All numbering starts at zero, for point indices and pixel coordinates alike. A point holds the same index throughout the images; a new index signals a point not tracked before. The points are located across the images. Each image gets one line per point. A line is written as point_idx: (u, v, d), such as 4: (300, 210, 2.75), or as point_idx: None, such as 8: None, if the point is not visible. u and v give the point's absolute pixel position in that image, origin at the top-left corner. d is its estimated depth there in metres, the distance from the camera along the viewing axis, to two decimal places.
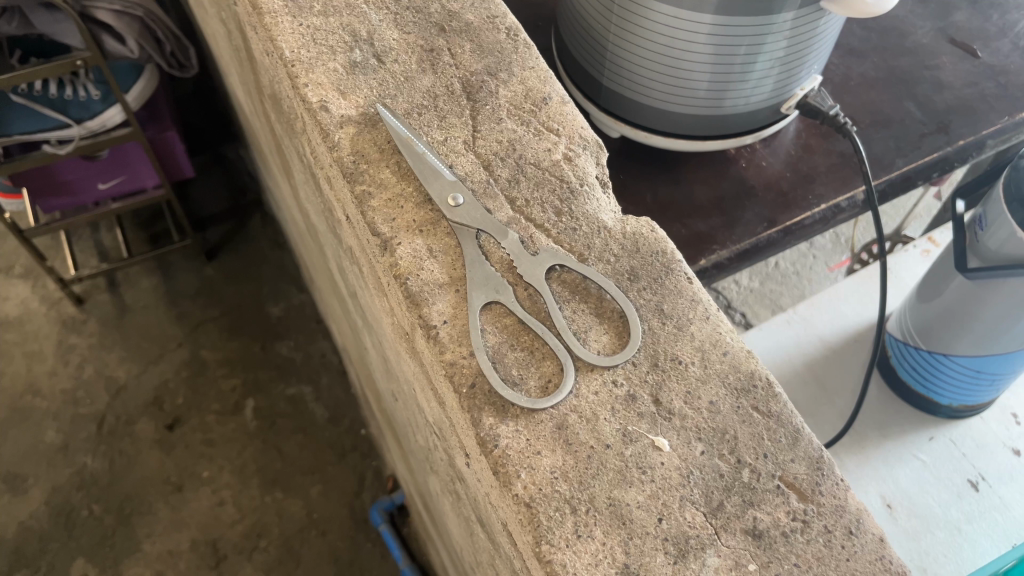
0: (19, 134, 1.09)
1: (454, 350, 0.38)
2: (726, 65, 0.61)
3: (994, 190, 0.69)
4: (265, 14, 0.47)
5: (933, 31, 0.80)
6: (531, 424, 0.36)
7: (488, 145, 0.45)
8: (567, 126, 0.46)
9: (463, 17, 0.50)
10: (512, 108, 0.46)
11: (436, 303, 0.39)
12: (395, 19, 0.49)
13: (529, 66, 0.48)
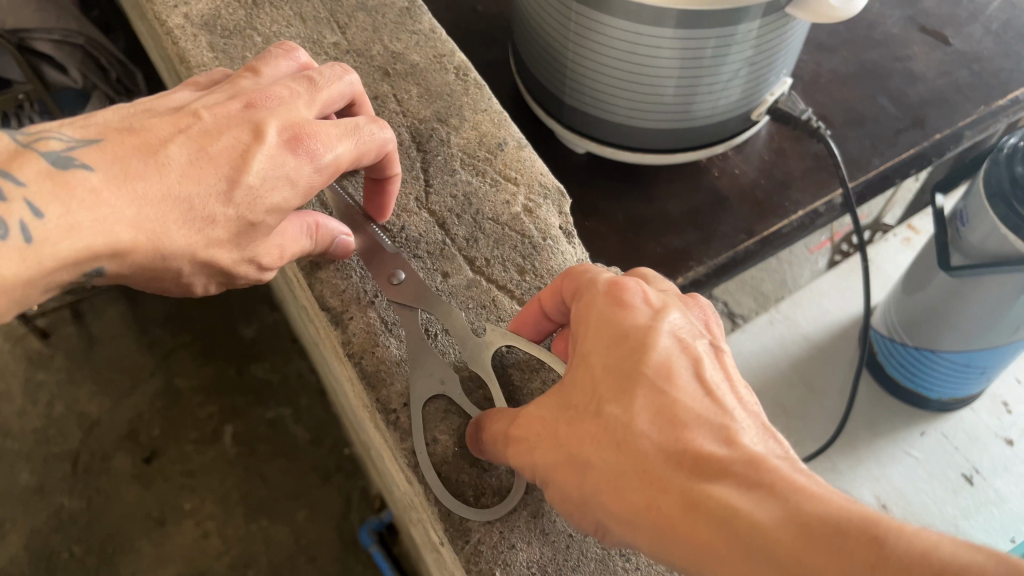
0: None
1: (415, 435, 0.43)
2: (694, 73, 0.58)
3: (973, 184, 0.67)
4: (196, 69, 0.51)
5: (902, 19, 0.77)
6: (505, 516, 0.41)
7: (443, 201, 0.49)
8: (525, 173, 0.50)
9: (408, 58, 0.54)
10: (466, 157, 0.51)
11: (394, 385, 0.44)
12: (336, 65, 0.53)
13: (481, 110, 0.52)
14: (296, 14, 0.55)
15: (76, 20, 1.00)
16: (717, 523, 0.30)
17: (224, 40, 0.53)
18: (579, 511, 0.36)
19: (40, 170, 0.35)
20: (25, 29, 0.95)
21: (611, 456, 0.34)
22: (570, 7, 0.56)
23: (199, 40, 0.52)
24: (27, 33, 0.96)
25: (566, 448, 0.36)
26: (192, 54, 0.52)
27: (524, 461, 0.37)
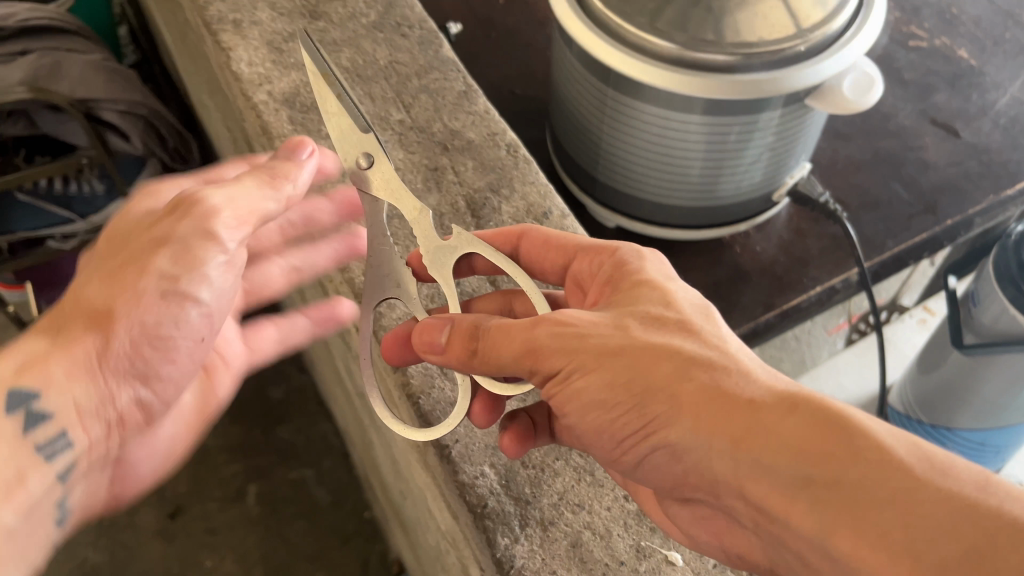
0: (24, 231, 1.11)
1: (466, 468, 0.46)
2: (718, 155, 0.63)
3: (983, 268, 0.71)
4: (277, 139, 0.56)
5: (915, 112, 0.81)
6: (547, 544, 0.45)
7: (494, 261, 0.53)
8: (569, 239, 0.54)
9: (465, 135, 0.58)
10: (515, 223, 0.54)
11: (447, 424, 0.48)
12: (401, 139, 0.58)
13: (530, 182, 0.56)
14: (364, 93, 0.60)
15: (140, 93, 1.08)
16: (815, 416, 0.35)
17: (303, 115, 0.57)
18: (636, 411, 0.39)
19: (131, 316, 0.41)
20: (94, 99, 1.02)
21: (696, 363, 0.39)
22: (607, 93, 0.62)
23: (279, 114, 0.57)
24: (96, 103, 1.03)
25: (643, 345, 0.39)
26: (275, 126, 0.56)
27: (577, 346, 0.40)
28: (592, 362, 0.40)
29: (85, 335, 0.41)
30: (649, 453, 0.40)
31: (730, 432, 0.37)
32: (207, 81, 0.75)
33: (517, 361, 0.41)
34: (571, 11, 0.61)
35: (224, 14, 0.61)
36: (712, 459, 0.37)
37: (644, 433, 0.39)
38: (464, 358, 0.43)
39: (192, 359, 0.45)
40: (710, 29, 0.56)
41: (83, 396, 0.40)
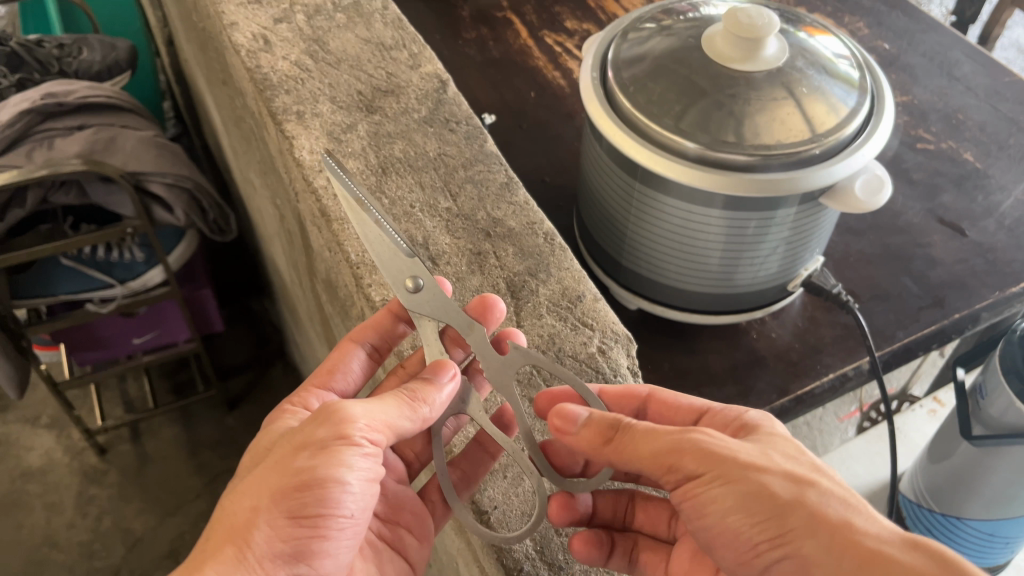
0: (65, 294, 1.16)
1: (504, 532, 0.50)
2: (737, 246, 0.67)
3: (991, 361, 0.74)
4: (334, 221, 0.61)
5: (923, 211, 0.86)
6: None
7: (532, 338, 0.56)
8: (600, 320, 0.58)
9: (506, 223, 0.62)
10: (551, 305, 0.58)
11: (487, 491, 0.52)
12: (447, 225, 0.62)
13: (565, 268, 0.60)
14: (415, 181, 0.64)
15: (186, 168, 1.14)
16: (944, 565, 0.36)
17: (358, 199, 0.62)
18: (770, 523, 0.40)
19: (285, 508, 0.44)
20: (143, 172, 1.08)
21: (831, 496, 0.41)
22: (633, 186, 0.67)
23: (337, 197, 0.62)
24: (145, 176, 1.08)
25: (785, 473, 0.42)
26: (332, 209, 0.61)
27: (725, 458, 0.43)
28: (733, 479, 0.42)
29: (226, 547, 0.43)
30: (776, 565, 0.40)
31: (859, 557, 0.37)
32: (260, 163, 0.80)
33: (649, 463, 0.45)
34: (602, 109, 0.66)
35: (288, 105, 0.68)
36: (836, 571, 0.38)
37: (775, 542, 0.40)
38: (596, 444, 0.47)
39: (345, 542, 0.47)
40: (731, 132, 0.61)
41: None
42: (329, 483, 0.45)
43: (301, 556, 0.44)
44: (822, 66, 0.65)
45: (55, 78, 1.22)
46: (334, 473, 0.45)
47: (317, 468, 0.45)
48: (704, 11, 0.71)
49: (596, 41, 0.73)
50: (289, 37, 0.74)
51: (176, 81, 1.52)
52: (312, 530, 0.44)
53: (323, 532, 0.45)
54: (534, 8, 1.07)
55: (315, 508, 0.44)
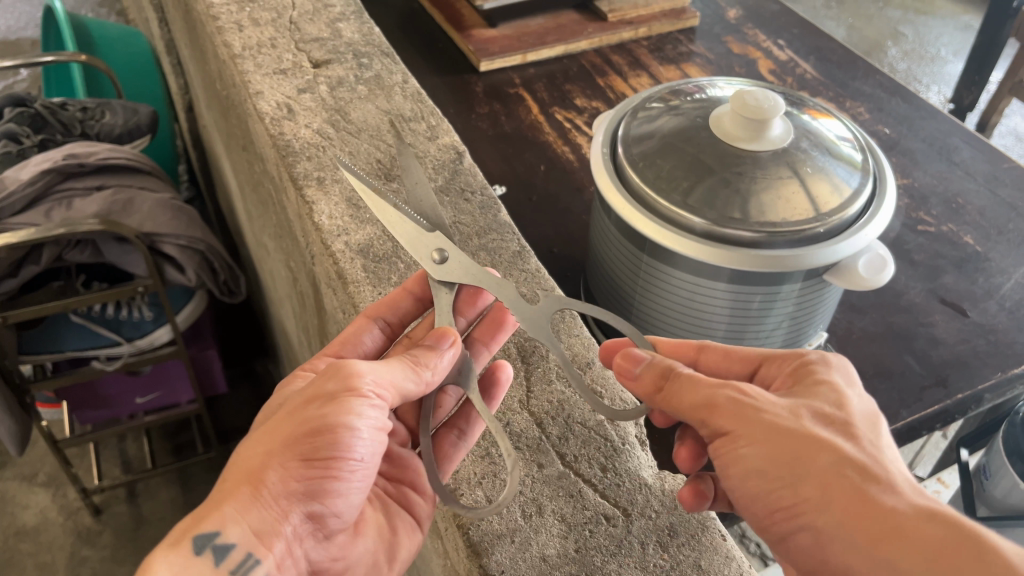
0: (71, 351, 1.16)
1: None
2: (742, 318, 0.68)
3: (994, 442, 0.75)
4: (351, 284, 0.62)
5: (924, 291, 0.87)
6: None
7: (541, 404, 0.59)
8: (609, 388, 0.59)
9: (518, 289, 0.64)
10: (561, 370, 0.61)
11: (493, 555, 0.50)
12: None
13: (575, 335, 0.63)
14: None
15: (201, 231, 1.16)
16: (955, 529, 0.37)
17: (375, 264, 0.63)
18: (788, 489, 0.43)
19: (297, 450, 0.46)
20: (159, 233, 1.10)
21: (848, 459, 0.42)
22: (641, 258, 0.68)
23: (354, 262, 0.64)
24: (160, 237, 1.11)
25: (808, 431, 0.43)
26: (350, 273, 0.63)
27: (753, 416, 0.45)
28: (761, 434, 0.44)
29: (242, 488, 0.45)
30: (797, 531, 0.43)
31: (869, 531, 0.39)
32: (276, 226, 0.82)
33: (690, 412, 0.47)
34: (611, 184, 0.68)
35: (309, 172, 0.70)
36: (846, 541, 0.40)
37: (791, 511, 0.43)
38: (652, 390, 0.50)
39: (358, 488, 0.48)
40: (737, 209, 0.63)
41: (265, 539, 0.45)
42: (335, 428, 0.47)
43: (313, 498, 0.46)
44: (826, 148, 0.67)
45: (76, 139, 1.25)
46: (339, 419, 0.47)
47: (325, 415, 0.47)
48: (711, 92, 0.74)
49: (606, 117, 0.75)
50: (312, 106, 0.76)
51: (193, 145, 1.55)
52: (320, 473, 0.46)
53: (332, 476, 0.47)
54: (546, 86, 1.10)
55: (321, 452, 0.46)
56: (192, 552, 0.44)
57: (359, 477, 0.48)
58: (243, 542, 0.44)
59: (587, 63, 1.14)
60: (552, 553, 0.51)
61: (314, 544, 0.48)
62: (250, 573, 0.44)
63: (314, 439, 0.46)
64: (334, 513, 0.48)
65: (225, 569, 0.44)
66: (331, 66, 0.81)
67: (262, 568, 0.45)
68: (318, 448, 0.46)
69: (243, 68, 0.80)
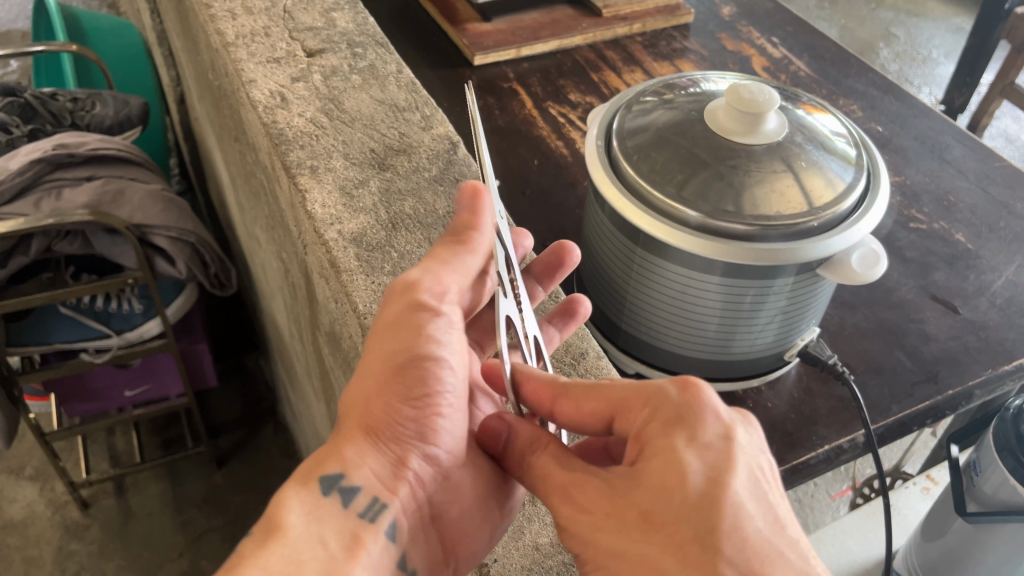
0: (59, 343, 1.15)
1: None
2: (734, 313, 0.68)
3: (984, 438, 0.75)
4: (343, 272, 0.62)
5: (916, 288, 0.87)
6: None
7: None
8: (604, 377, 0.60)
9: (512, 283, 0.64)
10: (556, 360, 0.61)
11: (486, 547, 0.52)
12: None
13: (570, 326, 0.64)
14: (424, 237, 0.65)
15: (191, 223, 1.16)
16: None
17: (368, 253, 0.63)
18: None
19: (390, 386, 0.46)
20: (149, 225, 1.09)
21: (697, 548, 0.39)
22: (634, 251, 0.68)
23: (347, 251, 0.63)
24: (150, 229, 1.10)
25: (651, 519, 0.41)
26: (342, 261, 0.62)
27: (598, 515, 0.43)
28: (614, 533, 0.42)
29: (357, 433, 0.46)
30: None
31: None
32: (268, 217, 0.82)
33: (547, 495, 0.46)
34: (606, 177, 0.68)
35: (302, 160, 0.70)
36: None
37: None
38: (515, 460, 0.48)
39: (457, 419, 0.48)
40: (730, 202, 0.63)
41: (388, 483, 0.45)
42: (427, 354, 0.46)
43: (417, 437, 0.47)
44: (820, 142, 0.67)
45: (67, 129, 1.24)
46: (429, 343, 0.47)
47: (415, 343, 0.47)
48: (706, 86, 0.74)
49: (601, 110, 0.75)
50: (306, 95, 0.76)
51: (184, 137, 1.55)
52: (422, 407, 0.46)
53: (434, 410, 0.47)
54: (540, 80, 1.10)
55: (419, 383, 0.46)
56: (321, 494, 0.43)
57: (457, 407, 0.48)
58: (367, 485, 0.45)
59: (582, 58, 1.14)
60: (544, 541, 0.52)
61: (426, 488, 0.48)
62: (381, 517, 0.44)
63: (412, 371, 0.46)
64: (442, 450, 0.48)
65: (355, 511, 0.43)
66: (325, 56, 0.81)
67: (389, 513, 0.45)
68: (416, 379, 0.46)
69: (237, 56, 0.79)
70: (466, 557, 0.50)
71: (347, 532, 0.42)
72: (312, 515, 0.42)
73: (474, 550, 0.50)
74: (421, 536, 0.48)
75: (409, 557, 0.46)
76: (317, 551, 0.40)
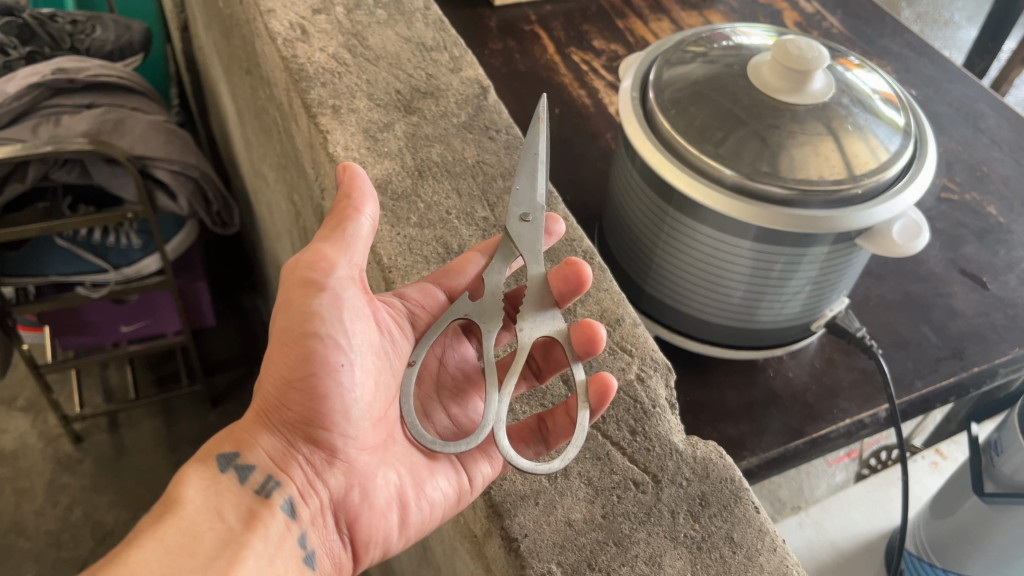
0: (55, 275, 1.12)
1: (534, 564, 0.48)
2: (763, 279, 0.65)
3: (1007, 419, 0.73)
4: None
5: (944, 260, 0.85)
6: None
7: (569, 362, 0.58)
8: (639, 347, 0.59)
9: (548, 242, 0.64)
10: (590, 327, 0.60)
11: (517, 518, 0.49)
12: (483, 235, 0.60)
13: (604, 289, 0.63)
14: (453, 188, 0.63)
15: (194, 157, 1.12)
16: None
17: (394, 202, 0.61)
18: None
19: (285, 363, 0.49)
20: (150, 157, 1.05)
21: None
22: (664, 209, 0.65)
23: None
24: (151, 161, 1.06)
25: None
26: None
27: None
28: None
29: (253, 416, 0.50)
30: None
31: None
32: (279, 155, 0.78)
33: None
34: (640, 131, 0.64)
35: (324, 99, 0.66)
36: None
37: None
38: None
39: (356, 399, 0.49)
40: (766, 162, 0.60)
41: (282, 465, 0.48)
42: (313, 332, 0.48)
43: (313, 417, 0.49)
44: (866, 105, 0.64)
45: (66, 53, 1.19)
46: (313, 318, 0.48)
47: (293, 320, 0.49)
48: (738, 40, 0.70)
49: (635, 61, 0.71)
50: (327, 29, 0.72)
51: (186, 67, 1.50)
52: (307, 385, 0.48)
53: (320, 391, 0.48)
54: (562, 25, 1.06)
55: (301, 362, 0.48)
56: (218, 471, 0.47)
57: (350, 386, 0.49)
58: (259, 464, 0.48)
59: (606, 4, 1.09)
60: (577, 518, 0.50)
61: (332, 471, 0.49)
62: (271, 493, 0.47)
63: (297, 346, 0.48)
64: (342, 433, 0.49)
65: (250, 487, 0.47)
66: None
67: (282, 491, 0.47)
68: (305, 353, 0.48)
69: None
70: (376, 544, 0.50)
71: (238, 507, 0.45)
72: (209, 489, 0.45)
73: (384, 536, 0.50)
74: (330, 520, 0.49)
75: (312, 536, 0.47)
76: (212, 521, 0.43)
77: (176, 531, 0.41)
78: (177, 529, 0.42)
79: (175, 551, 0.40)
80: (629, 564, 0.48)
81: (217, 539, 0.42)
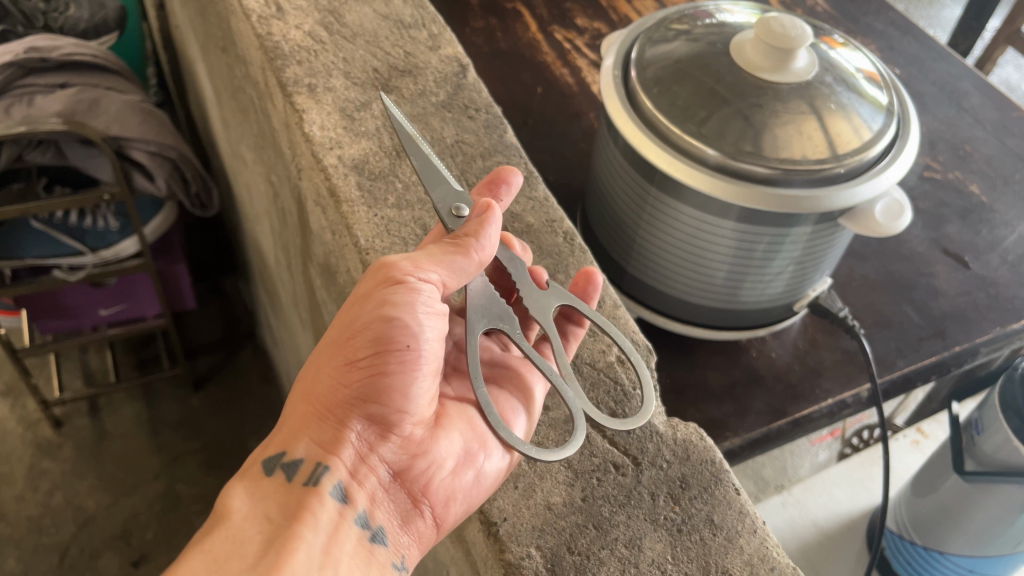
0: (32, 258, 1.10)
1: (514, 548, 0.47)
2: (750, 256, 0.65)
3: (988, 397, 0.74)
4: (344, 203, 0.58)
5: (927, 240, 0.85)
6: None
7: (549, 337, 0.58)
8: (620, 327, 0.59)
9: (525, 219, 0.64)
10: None
11: (495, 506, 0.49)
12: None
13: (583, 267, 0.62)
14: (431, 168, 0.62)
15: (172, 138, 1.10)
16: None
17: (371, 182, 0.60)
18: None
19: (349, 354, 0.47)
20: (126, 137, 1.04)
21: None
22: (649, 190, 0.64)
23: (347, 179, 0.60)
24: (127, 141, 1.04)
25: None
26: (343, 190, 0.59)
27: None
28: None
29: (301, 406, 0.48)
30: None
31: None
32: (256, 136, 0.77)
33: None
34: (622, 109, 0.64)
35: (299, 77, 0.65)
36: None
37: None
38: None
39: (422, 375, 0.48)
40: (750, 141, 0.59)
41: (330, 448, 0.46)
42: (376, 318, 0.47)
43: (366, 395, 0.47)
44: (849, 83, 0.63)
45: (38, 32, 1.17)
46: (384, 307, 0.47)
47: (365, 310, 0.47)
48: (722, 17, 0.69)
49: (617, 40, 0.70)
50: (304, 6, 0.71)
51: (163, 45, 1.47)
52: (370, 366, 0.47)
53: (382, 369, 0.47)
54: (545, 3, 1.04)
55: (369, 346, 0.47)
56: (262, 475, 0.45)
57: (418, 364, 0.47)
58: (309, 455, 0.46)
59: None
60: (557, 501, 0.49)
61: (386, 445, 0.48)
62: (323, 481, 0.45)
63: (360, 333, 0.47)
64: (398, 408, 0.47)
65: (297, 482, 0.45)
66: None
67: (334, 475, 0.45)
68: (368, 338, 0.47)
69: None
70: (453, 504, 0.48)
71: (284, 504, 0.44)
72: (252, 495, 0.44)
73: (463, 496, 0.48)
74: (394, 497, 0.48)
75: (371, 514, 0.46)
76: (259, 525, 0.42)
77: (222, 542, 0.41)
78: (225, 537, 0.41)
79: (221, 558, 0.40)
80: (609, 547, 0.48)
81: (265, 539, 0.42)
